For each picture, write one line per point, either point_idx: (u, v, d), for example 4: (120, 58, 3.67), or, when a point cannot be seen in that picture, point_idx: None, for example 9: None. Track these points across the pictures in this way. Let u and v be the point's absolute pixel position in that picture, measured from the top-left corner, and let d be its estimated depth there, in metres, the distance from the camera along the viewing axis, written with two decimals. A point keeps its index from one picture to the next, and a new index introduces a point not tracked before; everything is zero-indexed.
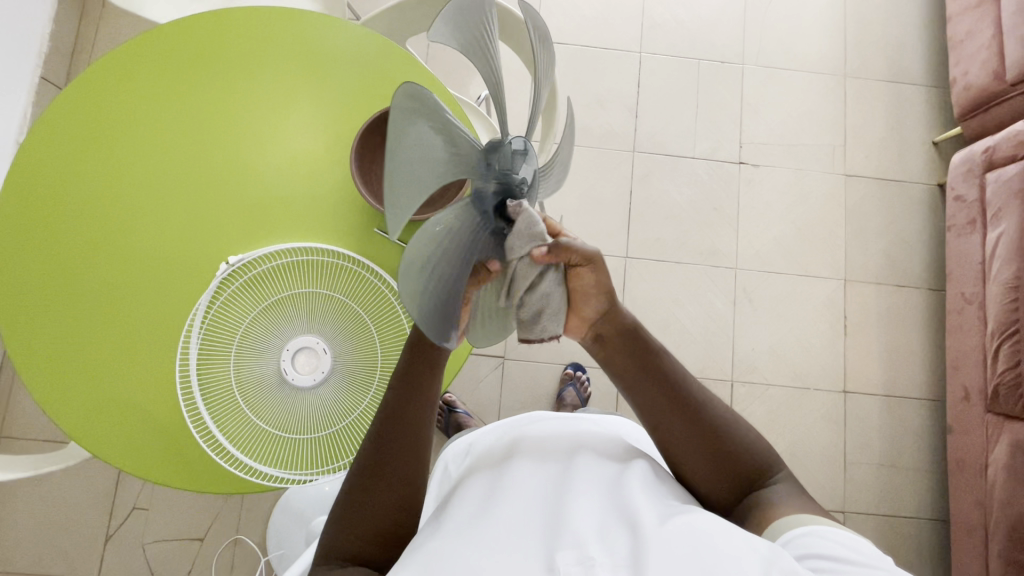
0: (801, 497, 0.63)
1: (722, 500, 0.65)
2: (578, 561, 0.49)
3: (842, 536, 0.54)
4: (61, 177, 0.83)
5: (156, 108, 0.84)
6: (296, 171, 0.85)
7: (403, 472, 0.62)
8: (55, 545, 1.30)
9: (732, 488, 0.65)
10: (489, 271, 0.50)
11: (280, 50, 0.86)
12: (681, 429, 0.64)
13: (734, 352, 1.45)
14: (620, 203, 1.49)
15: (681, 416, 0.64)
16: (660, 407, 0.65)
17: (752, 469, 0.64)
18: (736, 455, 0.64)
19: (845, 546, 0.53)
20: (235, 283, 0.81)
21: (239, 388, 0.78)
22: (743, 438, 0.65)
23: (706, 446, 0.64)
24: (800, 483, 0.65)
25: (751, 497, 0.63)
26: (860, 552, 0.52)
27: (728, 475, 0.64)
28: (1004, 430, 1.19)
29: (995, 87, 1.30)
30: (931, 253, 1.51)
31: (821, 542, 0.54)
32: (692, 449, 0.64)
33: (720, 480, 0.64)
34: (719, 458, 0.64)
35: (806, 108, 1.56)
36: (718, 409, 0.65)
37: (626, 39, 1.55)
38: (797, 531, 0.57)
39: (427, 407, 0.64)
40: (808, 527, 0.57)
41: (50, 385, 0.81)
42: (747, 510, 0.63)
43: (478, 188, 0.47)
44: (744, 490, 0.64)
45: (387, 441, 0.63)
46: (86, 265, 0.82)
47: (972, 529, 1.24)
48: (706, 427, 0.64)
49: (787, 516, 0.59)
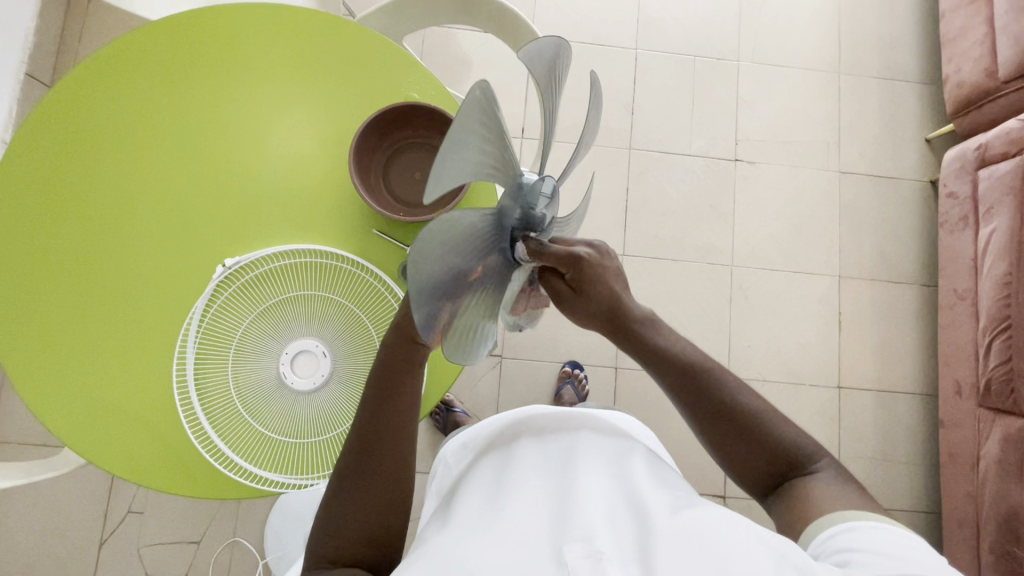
0: (845, 483, 0.62)
1: (764, 487, 0.66)
2: (587, 554, 0.48)
3: (885, 533, 0.53)
4: (52, 179, 0.81)
5: (149, 105, 0.82)
6: (293, 172, 0.84)
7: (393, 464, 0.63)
8: (49, 551, 1.28)
9: (767, 475, 0.65)
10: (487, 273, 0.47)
11: (275, 49, 0.84)
12: (711, 420, 0.65)
13: (731, 349, 1.46)
14: (616, 200, 1.48)
15: (709, 408, 0.65)
16: (694, 401, 0.66)
17: (789, 455, 0.64)
18: (773, 444, 0.64)
19: (887, 541, 0.51)
20: (232, 286, 0.79)
21: (236, 392, 0.77)
22: (779, 427, 0.65)
23: (739, 438, 0.64)
24: (843, 467, 0.64)
25: (790, 485, 0.63)
26: (904, 548, 0.51)
27: (761, 462, 0.65)
28: (995, 424, 1.20)
29: (987, 84, 1.31)
30: (924, 249, 1.53)
31: (865, 536, 0.53)
32: (724, 438, 0.65)
33: (754, 469, 0.65)
34: (751, 448, 0.64)
35: (800, 104, 1.56)
36: (746, 398, 0.65)
37: (621, 35, 1.54)
38: (836, 528, 0.55)
39: (409, 405, 0.65)
40: (848, 522, 0.55)
41: (43, 390, 0.79)
42: (783, 496, 0.63)
43: (507, 205, 0.47)
44: (781, 476, 0.65)
45: (379, 445, 0.62)
46: (78, 268, 0.81)
47: (964, 521, 1.26)
48: (740, 420, 0.64)
49: (830, 512, 0.58)
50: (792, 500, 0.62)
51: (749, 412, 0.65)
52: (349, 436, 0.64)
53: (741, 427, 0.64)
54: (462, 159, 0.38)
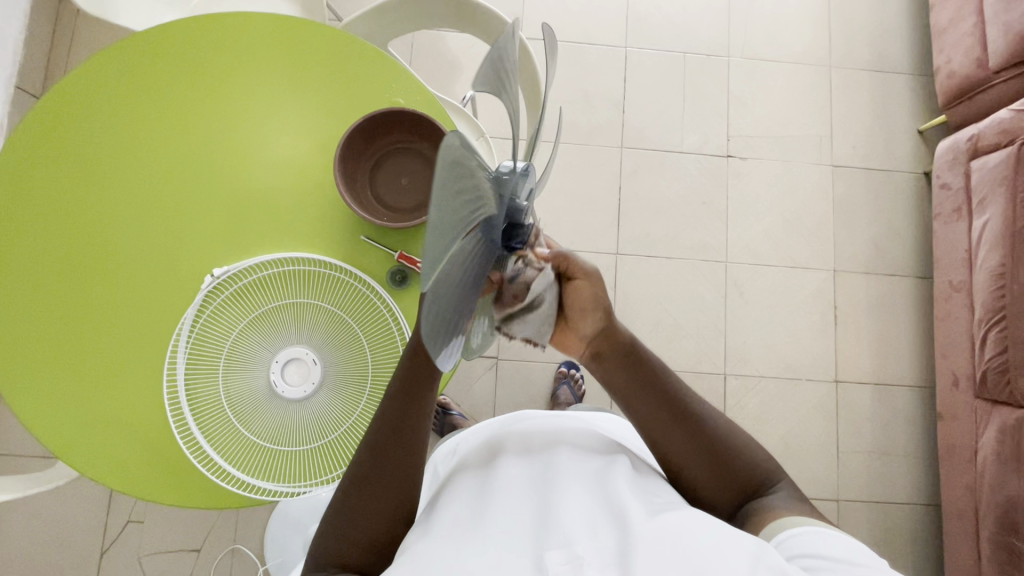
0: (803, 505, 0.63)
1: (723, 509, 0.65)
2: (567, 560, 0.48)
3: (831, 535, 0.54)
4: (41, 194, 0.81)
5: (136, 114, 0.82)
6: (282, 179, 0.84)
7: (397, 469, 0.63)
8: (51, 563, 1.29)
9: (730, 494, 0.65)
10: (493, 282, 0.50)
11: (260, 58, 0.84)
12: (680, 438, 0.64)
13: (727, 345, 1.46)
14: (609, 199, 1.48)
15: (678, 432, 0.65)
16: (660, 420, 0.65)
17: (752, 476, 0.65)
18: (738, 463, 0.65)
19: (836, 543, 0.53)
20: (221, 296, 0.80)
21: (229, 402, 0.77)
22: (743, 446, 0.66)
23: (705, 457, 0.64)
24: (801, 492, 0.65)
25: (754, 505, 0.63)
26: (849, 545, 0.53)
27: (729, 482, 0.65)
28: (992, 415, 1.20)
29: (978, 75, 1.31)
30: (918, 241, 1.53)
31: (812, 541, 0.54)
32: (690, 454, 0.64)
33: (718, 487, 0.65)
34: (717, 464, 0.64)
35: (791, 98, 1.56)
36: (715, 419, 0.66)
37: (611, 34, 1.54)
38: (787, 533, 0.56)
39: (423, 417, 0.64)
40: (802, 528, 0.56)
41: (36, 403, 0.80)
42: (747, 516, 0.63)
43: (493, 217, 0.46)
44: (744, 497, 0.65)
45: (382, 449, 0.63)
46: (69, 281, 0.81)
47: (963, 514, 1.26)
48: (705, 440, 0.64)
49: (785, 518, 0.59)
50: (756, 517, 0.62)
51: (718, 431, 0.65)
52: (361, 445, 0.63)
53: (710, 444, 0.64)
54: (449, 217, 0.38)
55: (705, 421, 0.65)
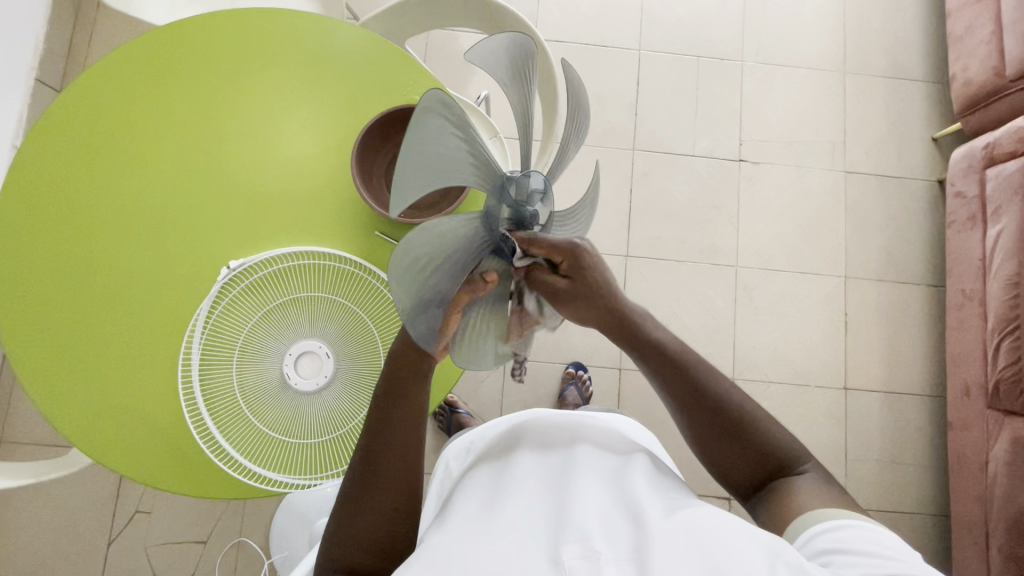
0: (828, 487, 0.61)
1: (748, 489, 0.65)
2: (582, 555, 0.48)
3: (867, 531, 0.53)
4: (60, 183, 0.82)
5: (154, 105, 0.83)
6: (297, 173, 0.85)
7: (395, 470, 0.61)
8: (58, 550, 1.30)
9: (755, 477, 0.64)
10: (486, 282, 0.49)
11: (278, 57, 0.85)
12: (702, 414, 0.65)
13: (736, 350, 1.45)
14: (620, 202, 1.48)
15: (698, 407, 0.65)
16: (682, 396, 0.66)
17: (775, 457, 0.63)
18: (759, 444, 0.64)
19: (871, 540, 0.52)
20: (236, 288, 0.80)
21: (241, 392, 0.78)
22: (765, 424, 0.65)
23: (727, 436, 0.64)
24: (828, 473, 0.63)
25: (776, 486, 0.63)
26: (880, 541, 0.52)
27: (751, 463, 0.64)
28: (1003, 427, 1.19)
29: (994, 83, 1.30)
30: (930, 248, 1.52)
31: (820, 546, 0.54)
32: (712, 433, 0.65)
33: (740, 469, 0.64)
34: (738, 448, 0.64)
35: (804, 105, 1.56)
36: (738, 399, 0.65)
37: (624, 37, 1.55)
38: (816, 526, 0.56)
39: (419, 415, 0.63)
40: (832, 522, 0.55)
41: (50, 392, 0.80)
42: (767, 498, 0.62)
43: (491, 207, 0.47)
44: (768, 479, 0.64)
45: (385, 447, 0.62)
46: (85, 273, 0.82)
47: (973, 525, 1.25)
48: (725, 419, 0.64)
49: (812, 510, 0.58)
50: (777, 499, 0.61)
51: (740, 412, 0.64)
52: (356, 452, 0.63)
53: (732, 424, 0.64)
54: (431, 170, 0.38)
55: (724, 403, 0.65)
